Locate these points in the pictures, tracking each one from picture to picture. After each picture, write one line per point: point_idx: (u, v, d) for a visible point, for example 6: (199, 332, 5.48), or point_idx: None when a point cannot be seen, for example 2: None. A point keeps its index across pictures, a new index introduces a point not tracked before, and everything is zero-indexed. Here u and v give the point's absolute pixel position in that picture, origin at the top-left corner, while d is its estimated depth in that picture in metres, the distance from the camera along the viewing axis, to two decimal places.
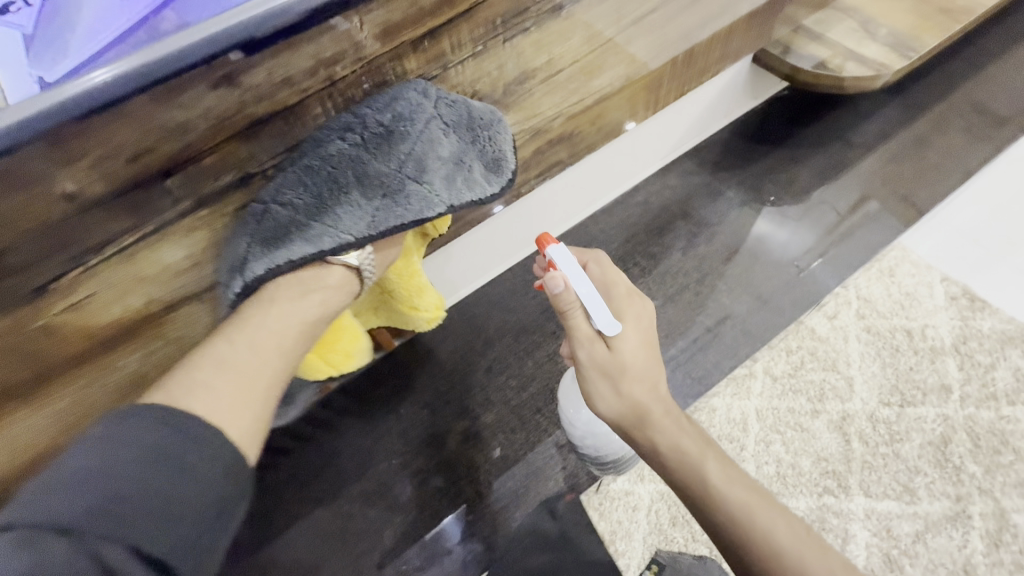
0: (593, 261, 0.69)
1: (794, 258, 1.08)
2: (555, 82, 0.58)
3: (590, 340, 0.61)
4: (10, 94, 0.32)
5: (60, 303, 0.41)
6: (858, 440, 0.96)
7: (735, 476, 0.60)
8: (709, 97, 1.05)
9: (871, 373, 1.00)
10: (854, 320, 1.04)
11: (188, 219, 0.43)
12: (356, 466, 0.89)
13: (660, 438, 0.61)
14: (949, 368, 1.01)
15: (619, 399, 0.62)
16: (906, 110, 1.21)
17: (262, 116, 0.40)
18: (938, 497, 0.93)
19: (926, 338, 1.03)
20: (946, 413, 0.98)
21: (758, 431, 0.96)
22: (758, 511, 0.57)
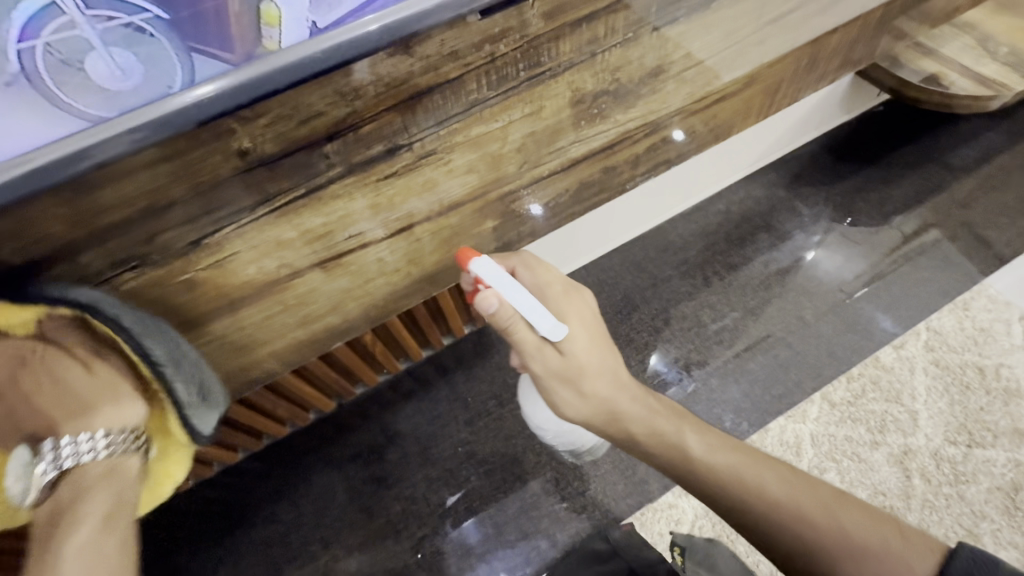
0: (519, 265, 0.59)
1: (837, 284, 1.03)
2: (686, 77, 0.57)
3: (537, 348, 0.54)
4: (285, 36, 0.34)
5: (208, 259, 0.42)
6: (920, 477, 0.92)
7: (717, 443, 0.56)
8: (808, 107, 1.02)
9: (938, 410, 0.96)
10: (922, 352, 0.99)
11: (336, 185, 0.43)
12: (418, 449, 0.89)
13: (635, 428, 0.58)
14: None
15: (582, 400, 0.57)
16: (1010, 137, 1.15)
17: (424, 87, 0.40)
18: (1005, 546, 0.87)
19: (1000, 378, 0.98)
20: (1019, 458, 0.92)
21: (812, 457, 0.92)
22: (748, 473, 0.53)
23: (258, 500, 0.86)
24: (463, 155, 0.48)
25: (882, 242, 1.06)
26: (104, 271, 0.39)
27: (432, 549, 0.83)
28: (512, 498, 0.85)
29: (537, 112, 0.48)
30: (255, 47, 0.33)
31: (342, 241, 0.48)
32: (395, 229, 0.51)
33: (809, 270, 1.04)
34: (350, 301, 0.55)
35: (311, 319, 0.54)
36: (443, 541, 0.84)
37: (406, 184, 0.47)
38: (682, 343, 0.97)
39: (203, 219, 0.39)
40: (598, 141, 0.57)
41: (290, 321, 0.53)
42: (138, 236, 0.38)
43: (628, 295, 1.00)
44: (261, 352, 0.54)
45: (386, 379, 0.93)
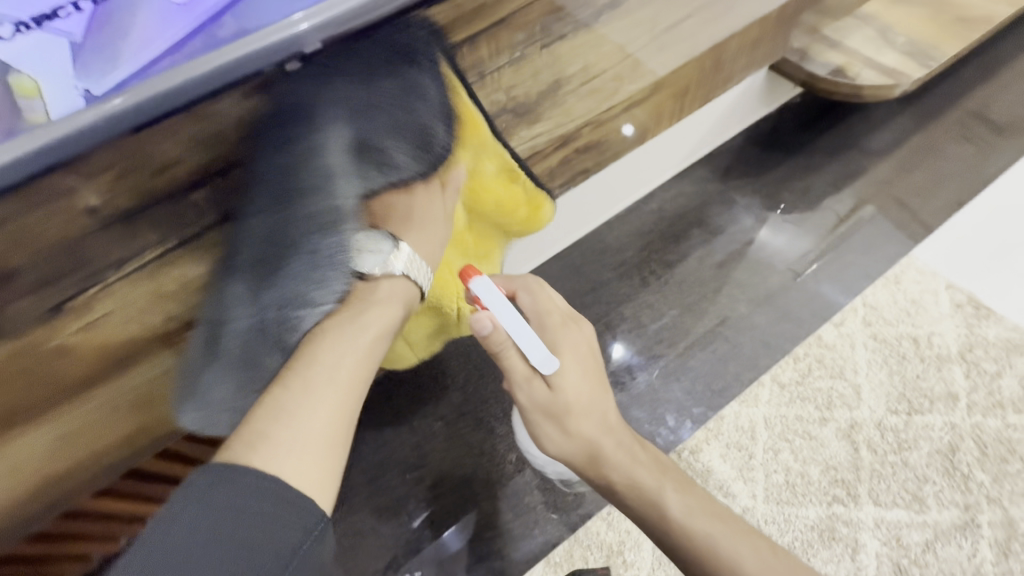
0: (521, 290, 0.65)
1: (791, 263, 1.07)
2: (589, 89, 0.56)
3: (526, 378, 0.58)
4: (50, 111, 0.29)
5: (74, 323, 0.39)
6: (867, 448, 0.95)
7: (695, 505, 0.58)
8: (727, 104, 1.04)
9: (880, 381, 0.99)
10: (861, 328, 1.03)
11: (212, 232, 0.41)
12: (367, 480, 0.86)
13: (615, 475, 0.59)
14: (955, 376, 1.00)
15: (568, 439, 0.60)
16: (918, 118, 1.21)
17: (298, 127, 0.39)
18: (947, 506, 0.92)
19: (932, 346, 1.02)
20: (953, 421, 0.97)
21: (767, 439, 0.94)
22: (723, 544, 0.55)
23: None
24: None
25: (811, 224, 1.10)
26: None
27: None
28: (468, 517, 0.84)
29: None
30: (15, 125, 0.29)
31: None
32: None
33: (744, 261, 1.06)
34: None
35: None
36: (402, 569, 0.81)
37: None
38: (627, 344, 0.97)
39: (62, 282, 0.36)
40: (505, 159, 0.56)
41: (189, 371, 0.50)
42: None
43: (571, 302, 1.00)
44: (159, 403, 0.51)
45: None
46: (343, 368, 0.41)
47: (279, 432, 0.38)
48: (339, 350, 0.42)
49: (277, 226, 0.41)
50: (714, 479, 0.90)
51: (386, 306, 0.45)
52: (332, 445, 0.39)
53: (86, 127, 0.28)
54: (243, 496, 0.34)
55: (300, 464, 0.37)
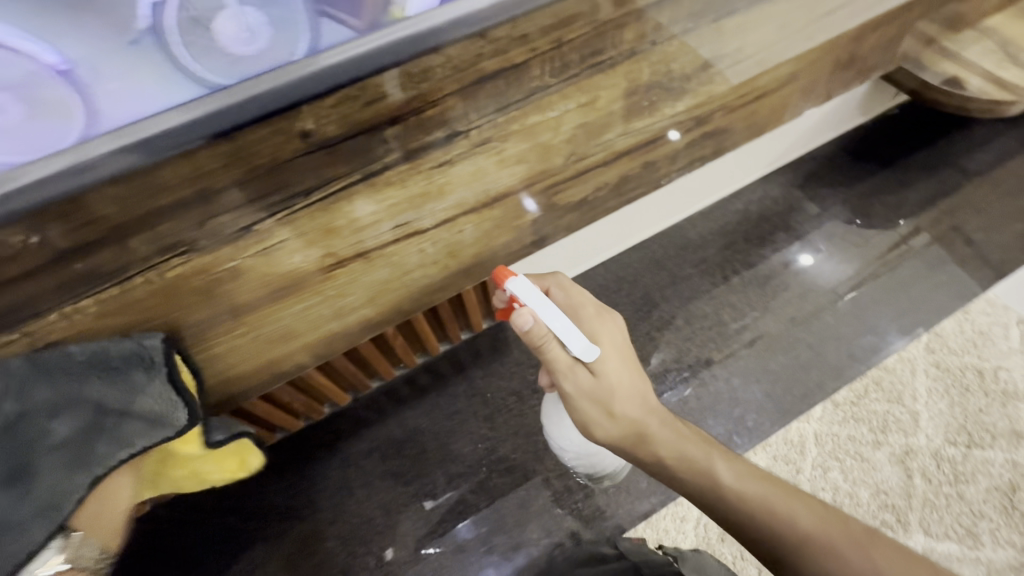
0: (553, 285, 0.65)
1: (830, 287, 1.03)
2: (737, 70, 0.56)
3: (571, 368, 0.58)
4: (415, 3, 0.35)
5: (256, 245, 0.40)
6: (921, 477, 0.92)
7: (745, 471, 0.56)
8: (829, 109, 1.02)
9: (938, 411, 0.97)
10: (923, 354, 1.00)
11: (390, 171, 0.41)
12: (439, 445, 0.88)
13: (665, 451, 0.59)
14: (1021, 414, 0.96)
15: (613, 422, 0.59)
16: (1022, 142, 1.16)
17: (490, 73, 0.39)
18: (1003, 545, 0.89)
19: (998, 380, 0.99)
20: (1015, 459, 0.94)
21: (815, 457, 0.92)
22: (776, 503, 0.53)
23: (273, 495, 0.85)
24: (516, 144, 0.46)
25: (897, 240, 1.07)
26: (148, 259, 0.37)
27: (433, 546, 0.82)
28: (516, 493, 0.85)
29: (592, 102, 0.47)
30: (383, 14, 0.35)
31: (388, 230, 0.46)
32: (443, 218, 0.49)
33: (821, 269, 1.04)
34: (384, 293, 0.53)
35: (345, 311, 0.52)
36: (443, 538, 0.82)
37: (457, 173, 0.45)
38: (701, 341, 0.97)
39: (254, 202, 0.38)
40: (644, 134, 0.56)
41: (324, 314, 0.50)
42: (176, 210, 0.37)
43: (648, 293, 0.99)
44: (292, 345, 0.51)
45: (403, 374, 0.92)
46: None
47: None
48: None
49: (41, 480, 0.37)
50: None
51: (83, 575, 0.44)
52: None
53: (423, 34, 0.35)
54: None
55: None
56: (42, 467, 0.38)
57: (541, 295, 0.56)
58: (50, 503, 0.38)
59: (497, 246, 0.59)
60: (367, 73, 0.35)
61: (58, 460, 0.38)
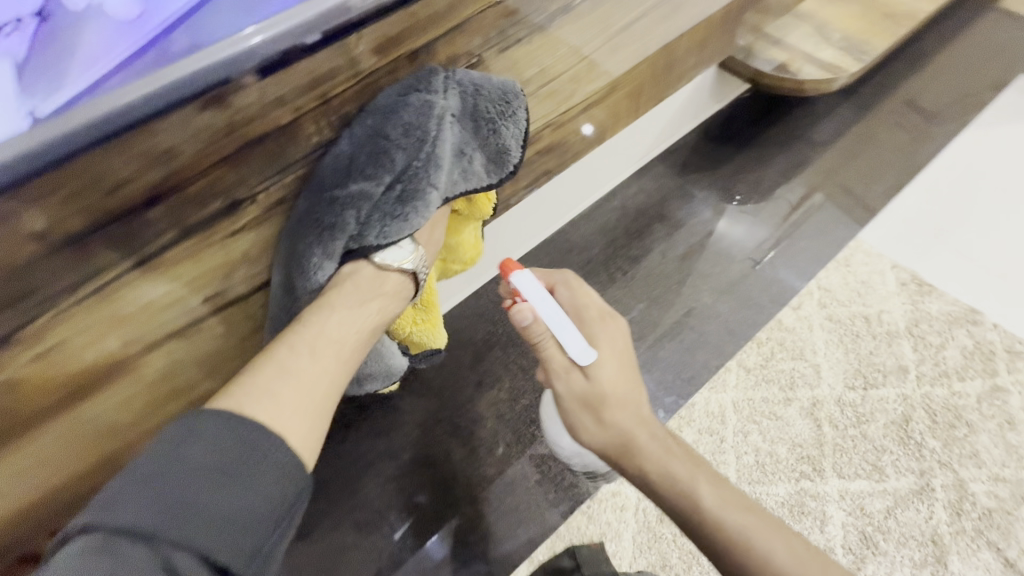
0: (561, 284, 0.68)
1: (749, 252, 1.11)
2: (548, 90, 0.58)
3: (566, 369, 0.61)
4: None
5: (26, 353, 0.38)
6: (828, 424, 0.99)
7: (733, 501, 0.59)
8: (681, 100, 1.08)
9: (836, 359, 1.04)
10: (818, 310, 1.08)
11: (174, 250, 0.40)
12: (346, 495, 0.84)
13: (649, 466, 0.60)
14: (904, 350, 1.06)
15: (601, 428, 0.61)
16: (856, 110, 1.27)
17: (256, 137, 0.39)
18: (904, 473, 0.97)
19: (882, 322, 1.08)
20: (905, 393, 1.03)
21: (736, 423, 0.98)
22: (758, 537, 0.56)
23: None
24: None
25: (765, 213, 1.15)
26: None
27: None
28: (443, 527, 0.82)
29: None
30: None
31: (198, 303, 0.45)
32: (261, 280, 0.49)
33: (702, 251, 1.09)
34: (218, 365, 0.52)
35: (183, 390, 0.51)
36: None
37: (257, 236, 0.45)
38: None
39: (8, 312, 0.35)
40: None
41: (153, 399, 0.49)
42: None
43: None
44: (128, 435, 0.50)
45: None
46: (348, 339, 0.45)
47: (265, 392, 0.41)
48: (338, 329, 0.45)
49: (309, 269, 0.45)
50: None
51: (391, 297, 0.48)
52: (312, 414, 0.42)
53: (66, 134, 0.31)
54: (230, 433, 0.38)
55: (268, 421, 0.40)
56: (305, 224, 0.45)
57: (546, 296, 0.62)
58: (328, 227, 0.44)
59: None
60: (26, 171, 0.31)
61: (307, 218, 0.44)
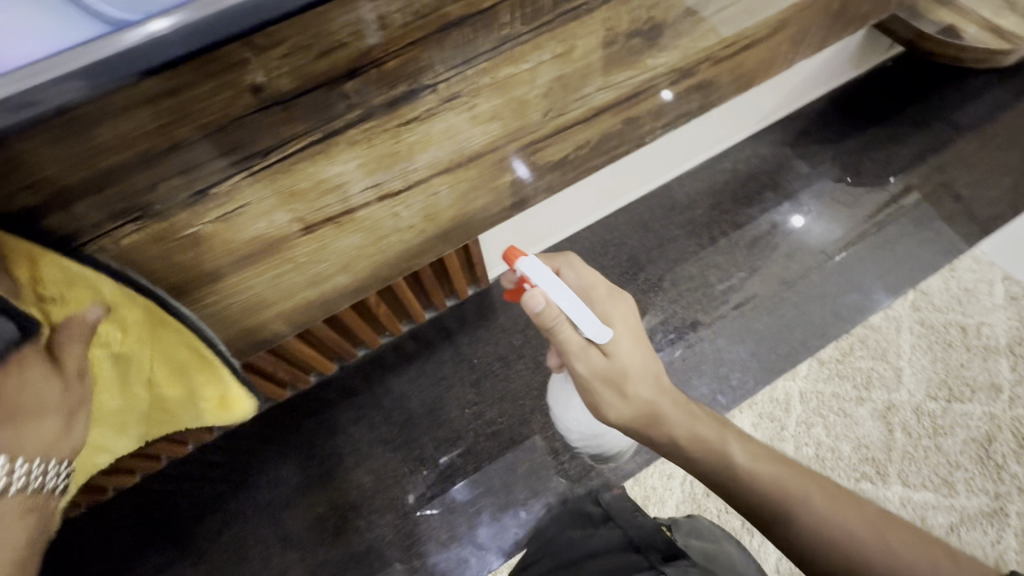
0: (564, 266, 0.62)
1: (821, 246, 1.02)
2: (723, 18, 0.53)
3: (584, 347, 0.55)
4: None
5: (215, 210, 0.39)
6: (901, 431, 0.94)
7: (760, 453, 0.55)
8: (819, 62, 0.99)
9: (920, 367, 0.97)
10: (908, 311, 1.00)
11: (354, 130, 0.39)
12: (426, 411, 0.88)
13: (678, 431, 0.57)
14: (1001, 368, 0.97)
15: (625, 402, 0.57)
16: (1015, 94, 1.13)
17: (458, 19, 0.36)
18: (977, 493, 0.91)
19: (980, 336, 0.99)
20: (992, 412, 0.95)
21: (800, 413, 0.93)
22: (792, 486, 0.51)
23: (266, 465, 0.86)
24: (488, 100, 0.44)
25: (876, 194, 1.06)
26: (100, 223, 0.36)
27: (430, 507, 0.83)
28: (507, 457, 0.85)
29: (566, 53, 0.45)
30: None
31: (358, 191, 0.45)
32: (415, 179, 0.48)
33: (811, 227, 1.03)
34: (356, 263, 0.52)
35: (322, 278, 0.51)
36: (443, 499, 0.83)
37: (428, 130, 0.43)
38: (685, 303, 0.96)
39: (217, 160, 0.37)
40: (622, 88, 0.53)
41: (299, 281, 0.50)
42: (140, 185, 0.35)
43: (634, 256, 0.98)
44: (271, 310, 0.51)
45: (390, 341, 0.91)
46: None
47: None
48: None
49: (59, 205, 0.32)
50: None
51: None
52: None
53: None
54: None
55: None
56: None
57: (555, 276, 0.52)
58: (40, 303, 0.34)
59: (475, 209, 0.57)
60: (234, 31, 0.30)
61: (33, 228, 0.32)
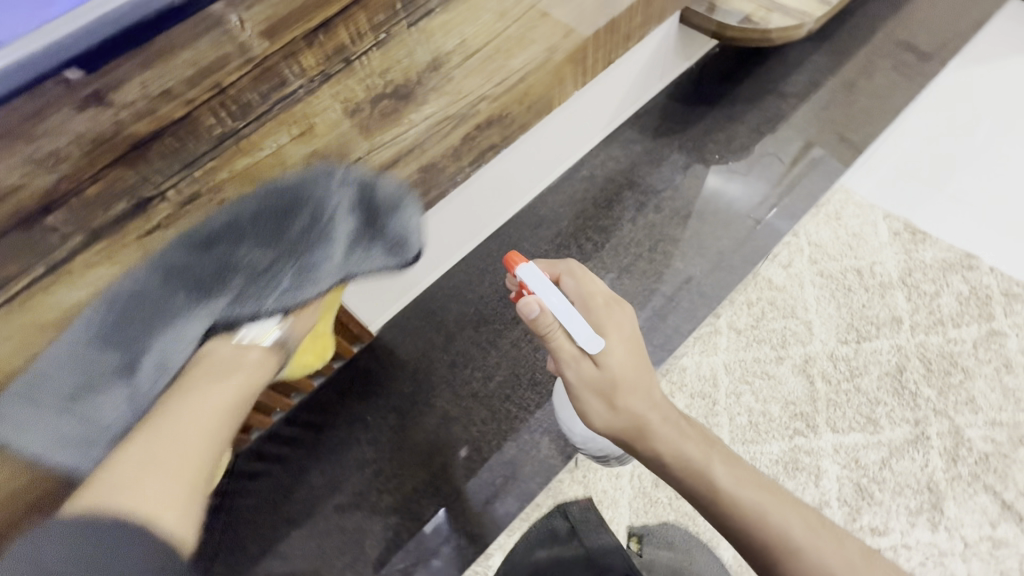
0: (565, 273, 0.63)
1: (750, 210, 1.10)
2: (475, 63, 0.56)
3: (576, 358, 0.55)
4: None
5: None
6: (822, 380, 0.98)
7: (745, 478, 0.53)
8: (644, 56, 1.02)
9: (829, 315, 1.03)
10: (809, 266, 1.06)
11: (85, 254, 0.39)
12: (328, 482, 0.85)
13: (662, 448, 0.55)
14: (898, 301, 1.04)
15: (614, 415, 0.56)
16: (832, 57, 1.22)
17: (147, 134, 0.37)
18: (899, 424, 0.96)
19: (875, 275, 1.06)
20: (899, 343, 1.01)
21: (728, 384, 0.97)
22: (773, 514, 0.50)
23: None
24: (238, 190, 0.45)
25: (769, 163, 1.13)
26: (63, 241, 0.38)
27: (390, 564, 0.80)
28: (429, 507, 0.83)
29: (307, 131, 0.46)
30: None
31: None
32: None
33: (686, 213, 1.08)
34: None
35: None
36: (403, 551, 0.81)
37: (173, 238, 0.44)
38: None
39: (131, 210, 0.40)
40: (397, 145, 0.55)
41: None
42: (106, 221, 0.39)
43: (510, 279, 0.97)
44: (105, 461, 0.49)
45: (280, 417, 0.88)
46: None
47: None
48: None
49: (343, 228, 0.51)
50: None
51: None
52: None
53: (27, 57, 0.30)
54: None
55: None
56: (350, 194, 0.51)
57: (550, 289, 0.56)
58: (253, 289, 0.49)
59: None
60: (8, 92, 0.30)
61: (300, 222, 0.49)
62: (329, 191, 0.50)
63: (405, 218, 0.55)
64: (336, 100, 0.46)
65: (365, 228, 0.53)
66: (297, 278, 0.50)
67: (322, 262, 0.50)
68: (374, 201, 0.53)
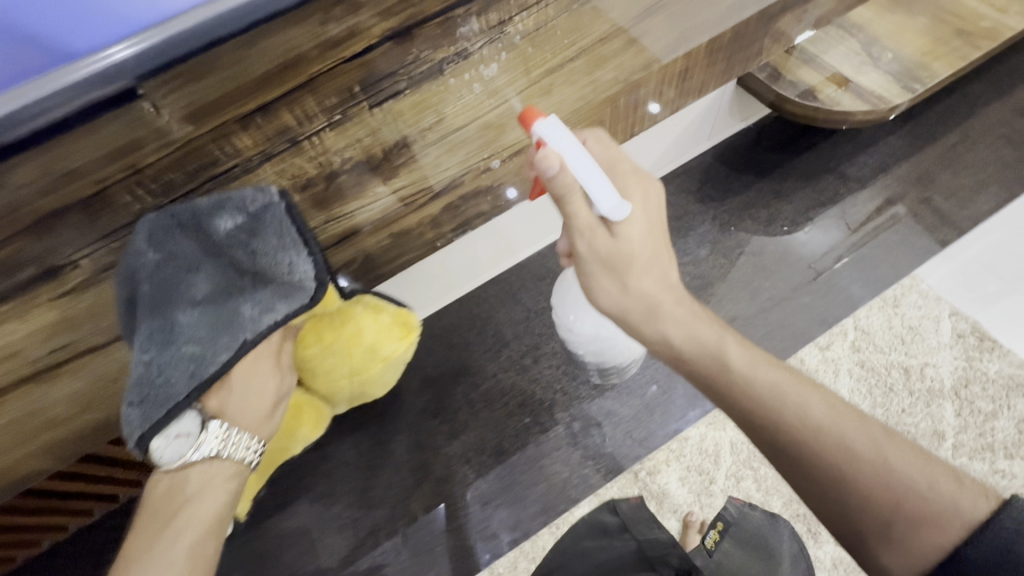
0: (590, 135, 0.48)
1: (811, 259, 1.00)
2: (457, 139, 0.51)
3: (593, 226, 0.43)
4: None
5: None
6: None
7: (763, 358, 0.44)
8: (692, 116, 0.93)
9: None
10: (848, 353, 0.94)
11: None
12: (273, 507, 0.84)
13: (673, 332, 0.46)
14: (945, 413, 0.91)
15: (625, 297, 0.46)
16: (911, 141, 1.08)
17: (54, 210, 0.35)
18: None
19: (924, 378, 0.93)
20: None
21: (730, 465, 0.85)
22: (790, 391, 0.42)
23: None
24: None
25: (833, 226, 1.02)
26: None
27: None
28: (367, 557, 0.81)
29: None
30: None
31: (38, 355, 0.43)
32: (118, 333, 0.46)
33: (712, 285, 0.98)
34: (95, 406, 0.51)
35: (56, 422, 0.50)
36: None
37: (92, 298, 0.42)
38: None
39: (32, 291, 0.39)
40: (360, 216, 0.52)
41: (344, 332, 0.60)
42: None
43: (499, 331, 0.92)
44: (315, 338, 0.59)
45: None
46: None
47: None
48: None
49: (190, 289, 0.41)
50: (669, 502, 0.83)
51: None
52: None
53: None
54: None
55: None
56: (178, 241, 0.39)
57: (581, 147, 0.42)
58: (158, 398, 0.40)
59: None
60: None
61: (148, 302, 0.39)
62: (155, 250, 0.39)
63: (278, 233, 0.42)
64: (281, 177, 0.43)
65: (225, 275, 0.42)
66: (185, 361, 0.40)
67: (203, 337, 0.40)
68: (222, 233, 0.41)
